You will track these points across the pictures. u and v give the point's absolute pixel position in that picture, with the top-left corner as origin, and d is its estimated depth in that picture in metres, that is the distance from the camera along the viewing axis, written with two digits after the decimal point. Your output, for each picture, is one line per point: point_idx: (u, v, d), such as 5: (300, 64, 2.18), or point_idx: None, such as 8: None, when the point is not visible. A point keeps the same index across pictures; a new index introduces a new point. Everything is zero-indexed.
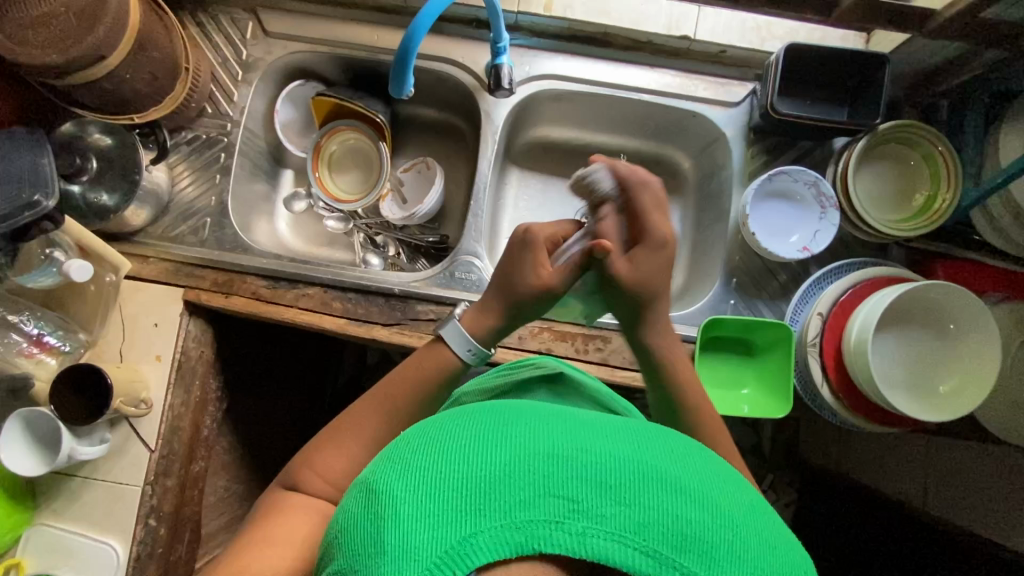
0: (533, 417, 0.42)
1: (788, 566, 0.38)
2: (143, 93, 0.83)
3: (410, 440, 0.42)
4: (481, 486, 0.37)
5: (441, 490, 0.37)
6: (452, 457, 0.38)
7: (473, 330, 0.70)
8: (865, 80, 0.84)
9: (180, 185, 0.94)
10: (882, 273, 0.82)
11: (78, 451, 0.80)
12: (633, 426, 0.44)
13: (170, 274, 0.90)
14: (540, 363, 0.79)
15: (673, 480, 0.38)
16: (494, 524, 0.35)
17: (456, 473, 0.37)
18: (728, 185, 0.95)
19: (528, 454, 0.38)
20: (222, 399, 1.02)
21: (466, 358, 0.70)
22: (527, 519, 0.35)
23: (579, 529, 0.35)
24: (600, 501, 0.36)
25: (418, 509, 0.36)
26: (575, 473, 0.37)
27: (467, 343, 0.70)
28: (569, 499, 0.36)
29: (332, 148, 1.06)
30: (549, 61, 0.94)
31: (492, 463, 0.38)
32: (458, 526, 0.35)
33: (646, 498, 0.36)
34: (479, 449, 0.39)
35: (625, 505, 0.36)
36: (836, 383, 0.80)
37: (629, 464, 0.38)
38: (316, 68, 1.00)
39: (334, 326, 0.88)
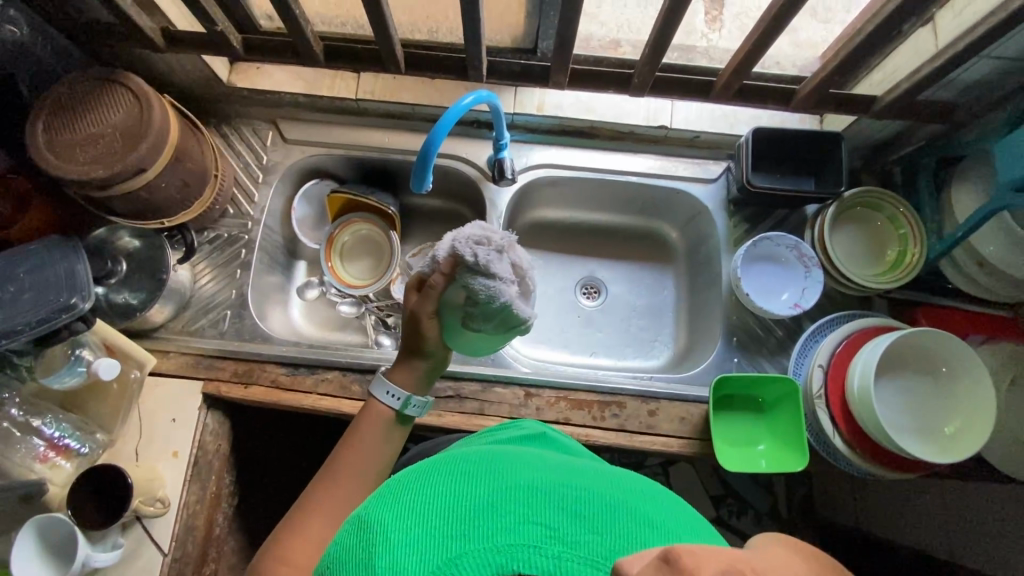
0: (519, 463, 0.49)
1: None
2: (175, 199, 0.89)
3: (398, 482, 0.48)
4: (466, 514, 0.43)
5: (430, 519, 0.43)
6: (440, 492, 0.45)
7: (397, 377, 0.74)
8: (825, 155, 0.95)
9: (202, 281, 0.98)
10: (871, 323, 0.88)
11: (92, 557, 0.76)
12: (604, 473, 0.50)
13: (190, 367, 0.92)
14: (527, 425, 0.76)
15: (643, 515, 0.44)
16: (479, 546, 0.41)
17: (445, 504, 0.44)
18: (716, 252, 1.03)
19: (510, 487, 0.44)
20: (234, 495, 1.00)
21: (387, 403, 0.72)
22: (509, 544, 0.41)
23: (556, 553, 0.40)
24: (575, 529, 0.41)
25: (408, 536, 0.42)
26: (553, 506, 0.43)
27: (389, 388, 0.73)
28: (547, 527, 0.41)
29: (345, 238, 1.12)
30: (545, 152, 1.04)
31: (476, 495, 0.44)
32: (444, 548, 0.41)
33: (618, 528, 0.42)
34: (465, 485, 0.45)
35: (600, 534, 0.42)
36: (848, 433, 0.83)
37: (599, 500, 0.44)
38: (330, 168, 1.09)
39: (353, 410, 0.90)
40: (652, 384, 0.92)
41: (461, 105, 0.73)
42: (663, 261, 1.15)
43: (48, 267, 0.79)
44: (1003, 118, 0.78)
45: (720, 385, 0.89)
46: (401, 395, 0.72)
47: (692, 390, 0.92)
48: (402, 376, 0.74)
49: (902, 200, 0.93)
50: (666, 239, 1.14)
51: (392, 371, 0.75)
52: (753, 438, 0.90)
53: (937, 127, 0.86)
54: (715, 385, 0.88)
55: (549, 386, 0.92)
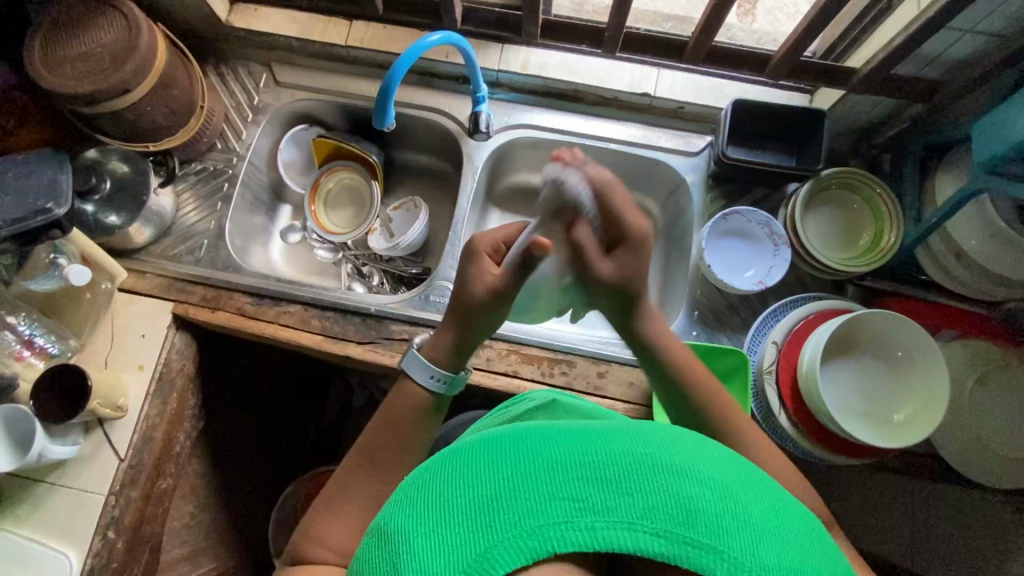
0: (535, 434, 0.47)
1: (792, 524, 0.43)
2: (161, 125, 0.93)
3: (415, 478, 0.47)
4: (494, 506, 0.41)
5: (451, 517, 0.41)
6: (460, 485, 0.43)
7: (433, 357, 0.72)
8: (806, 132, 0.93)
9: (185, 210, 1.02)
10: (831, 305, 0.86)
11: (48, 450, 0.81)
12: (626, 424, 0.48)
13: (163, 288, 0.96)
14: (535, 397, 0.79)
15: (669, 462, 0.43)
16: (507, 536, 0.39)
17: (467, 497, 0.42)
18: (690, 226, 1.02)
19: (530, 468, 0.42)
20: (198, 418, 1.04)
21: (430, 387, 0.72)
22: (538, 525, 0.39)
23: (587, 524, 0.39)
24: (602, 496, 0.40)
25: (432, 537, 0.41)
26: (577, 477, 0.41)
27: (430, 371, 0.72)
28: (575, 500, 0.40)
29: (329, 185, 1.15)
30: (527, 113, 1.05)
31: (498, 482, 0.42)
32: (472, 545, 0.40)
33: (648, 485, 0.41)
34: (483, 472, 0.43)
35: (629, 495, 0.40)
36: (793, 411, 0.81)
37: (622, 456, 0.43)
38: (320, 115, 1.12)
39: (311, 343, 0.92)
40: (604, 347, 0.92)
41: (426, 42, 0.74)
42: None
43: (33, 174, 0.83)
44: (982, 101, 0.75)
45: None
46: (443, 378, 0.72)
47: None
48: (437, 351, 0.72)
49: (882, 183, 0.90)
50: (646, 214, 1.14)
51: (429, 352, 0.72)
52: None
53: (921, 108, 0.84)
54: None
55: (502, 339, 0.93)
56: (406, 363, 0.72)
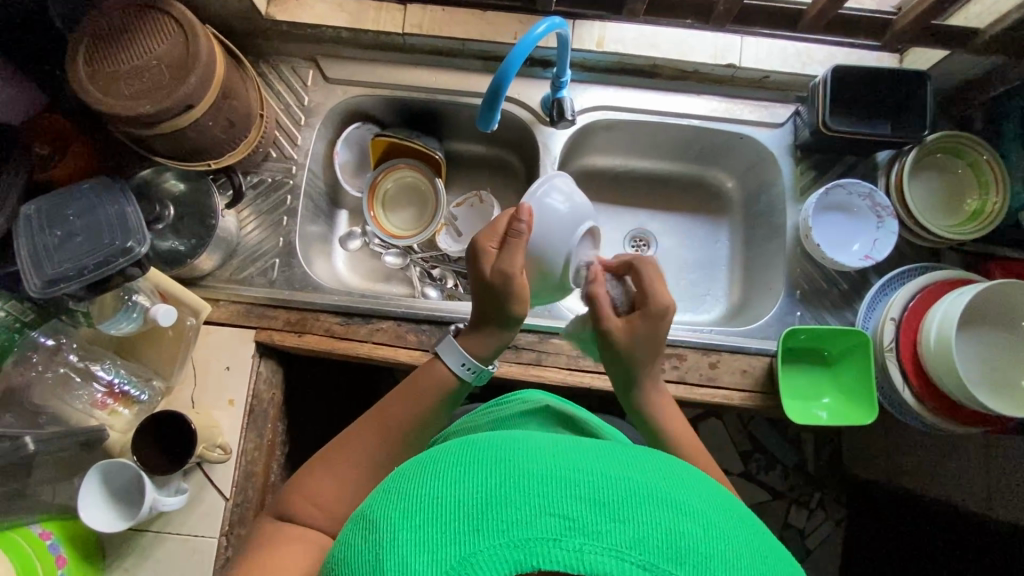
0: (525, 442, 0.46)
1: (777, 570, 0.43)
2: (219, 140, 0.84)
3: (405, 474, 0.47)
4: (481, 509, 0.40)
5: (437, 514, 0.41)
6: (446, 485, 0.43)
7: (471, 347, 0.71)
8: (907, 96, 0.88)
9: (247, 229, 0.95)
10: (948, 275, 0.84)
11: (159, 501, 0.76)
12: (624, 449, 0.47)
13: (241, 315, 0.90)
14: (527, 398, 0.82)
15: (669, 498, 0.42)
16: (493, 544, 0.39)
17: (453, 496, 0.42)
18: (779, 201, 0.99)
19: (518, 476, 0.42)
20: (287, 444, 1.00)
21: (459, 373, 0.71)
22: (524, 538, 0.39)
23: (576, 545, 0.38)
24: (596, 518, 0.39)
25: (417, 534, 0.40)
26: (569, 494, 0.41)
27: (463, 359, 0.71)
28: (565, 518, 0.39)
29: (387, 186, 1.08)
30: (603, 92, 0.99)
31: (486, 485, 0.42)
32: (458, 546, 0.39)
33: (641, 515, 0.40)
34: (470, 475, 0.43)
35: (620, 522, 0.39)
36: (919, 386, 0.81)
37: (619, 484, 0.42)
38: (373, 110, 1.04)
39: (410, 360, 0.88)
40: (714, 336, 0.89)
41: (535, 34, 0.69)
42: (718, 213, 1.11)
43: (98, 210, 0.76)
44: None
45: (786, 339, 0.87)
46: (475, 368, 0.71)
47: (755, 342, 0.89)
48: (474, 344, 0.71)
49: (988, 146, 0.87)
50: (721, 189, 1.11)
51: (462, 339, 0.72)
52: (817, 391, 0.88)
53: None
54: (783, 338, 0.86)
55: None
56: (443, 347, 0.72)
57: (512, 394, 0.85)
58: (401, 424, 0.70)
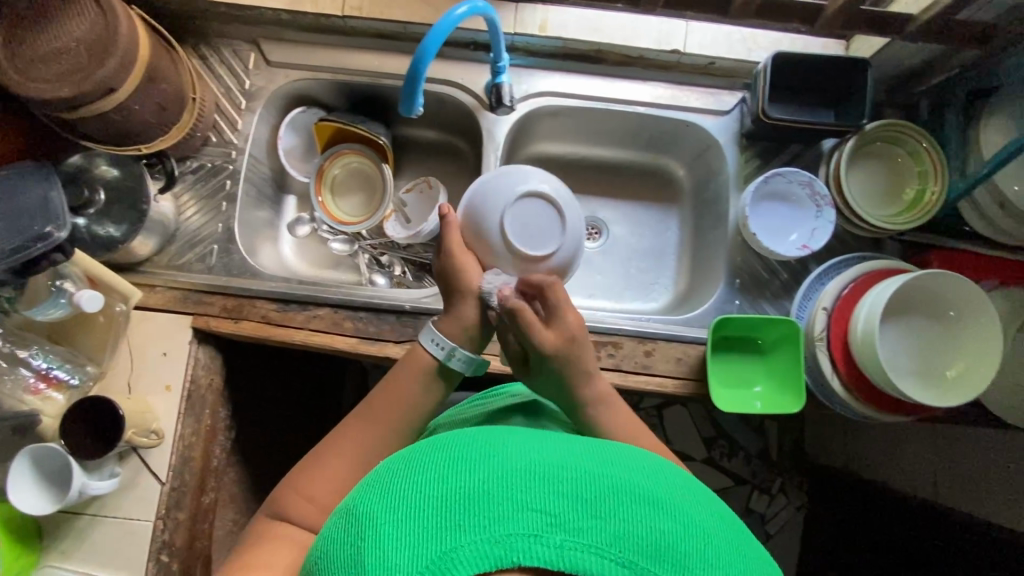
0: (510, 440, 0.47)
1: (756, 572, 0.43)
2: (149, 124, 0.83)
3: (387, 470, 0.47)
4: (464, 504, 0.41)
5: (420, 509, 0.41)
6: (429, 481, 0.43)
7: (444, 326, 0.74)
8: (849, 84, 0.87)
9: (187, 214, 0.94)
10: (880, 266, 0.85)
11: (89, 486, 0.78)
12: (610, 449, 0.49)
13: (178, 301, 0.90)
14: (515, 390, 0.81)
15: (650, 495, 0.43)
16: (474, 539, 0.39)
17: (436, 491, 0.42)
18: (724, 190, 0.98)
19: (501, 474, 0.42)
20: (231, 429, 1.01)
21: (433, 352, 0.74)
22: (506, 534, 0.39)
23: (557, 541, 0.39)
24: (577, 515, 0.40)
25: (397, 529, 0.40)
26: (551, 491, 0.41)
27: (434, 335, 0.74)
28: (548, 514, 0.40)
29: (334, 172, 1.07)
30: (548, 79, 0.97)
31: (468, 481, 0.42)
32: (438, 542, 0.39)
33: (622, 512, 0.41)
34: (454, 470, 0.43)
35: (602, 519, 0.40)
36: (846, 375, 0.81)
37: (601, 481, 0.43)
38: (318, 95, 1.03)
39: (346, 347, 0.88)
40: (650, 325, 0.89)
41: (453, 17, 0.68)
42: (669, 201, 1.11)
43: (23, 195, 0.76)
44: None
45: (720, 326, 0.87)
46: (445, 345, 0.73)
47: (691, 331, 0.89)
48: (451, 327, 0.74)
49: (928, 135, 0.87)
50: (673, 178, 1.10)
51: (440, 320, 0.75)
52: (749, 379, 0.89)
53: (973, 53, 0.80)
54: (715, 326, 0.86)
55: None
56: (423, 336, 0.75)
57: (500, 387, 0.85)
58: (388, 417, 0.72)
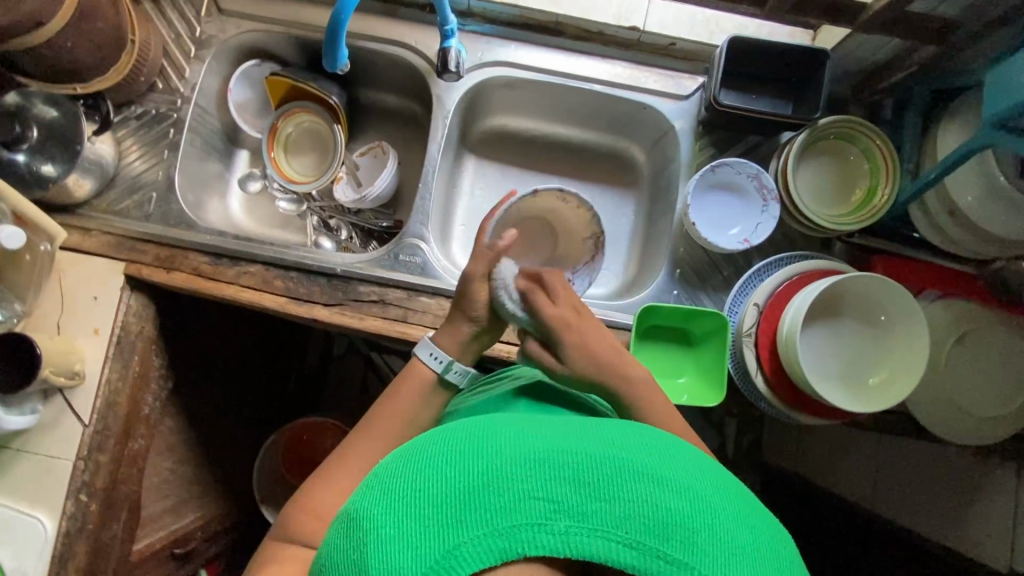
0: (507, 429, 0.48)
1: (763, 537, 0.45)
2: (86, 64, 0.83)
3: (390, 466, 0.48)
4: (465, 499, 0.42)
5: (423, 506, 0.42)
6: (428, 479, 0.44)
7: (441, 341, 0.76)
8: (805, 76, 0.85)
9: (129, 160, 0.93)
10: (818, 266, 0.83)
11: (5, 420, 0.80)
12: (612, 428, 0.49)
13: (112, 247, 0.89)
14: (518, 374, 0.79)
15: (652, 472, 0.44)
16: (477, 534, 0.40)
17: (436, 489, 0.43)
18: (676, 177, 0.96)
19: (500, 465, 0.43)
20: (167, 378, 1.01)
21: (431, 364, 0.75)
22: (509, 525, 0.41)
23: (562, 528, 0.41)
24: (581, 500, 0.42)
25: (400, 530, 0.41)
26: (553, 478, 0.42)
27: (433, 351, 0.75)
28: (552, 501, 0.41)
29: (288, 130, 1.06)
30: (503, 48, 0.95)
31: (469, 474, 0.43)
32: (443, 540, 0.41)
33: (624, 492, 0.42)
34: (453, 464, 0.44)
35: (604, 501, 0.42)
36: (769, 373, 0.80)
37: (603, 462, 0.44)
38: (272, 48, 1.01)
39: (274, 305, 0.87)
40: None
41: None
42: (627, 185, 1.08)
43: None
44: (998, 46, 0.69)
45: (645, 314, 0.86)
46: (446, 359, 0.74)
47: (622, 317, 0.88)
48: (447, 339, 0.76)
49: (883, 134, 0.84)
50: (633, 162, 1.08)
51: (437, 335, 0.76)
52: (675, 370, 0.87)
53: (931, 50, 0.77)
54: (640, 314, 0.85)
55: None
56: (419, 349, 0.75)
57: (505, 371, 0.83)
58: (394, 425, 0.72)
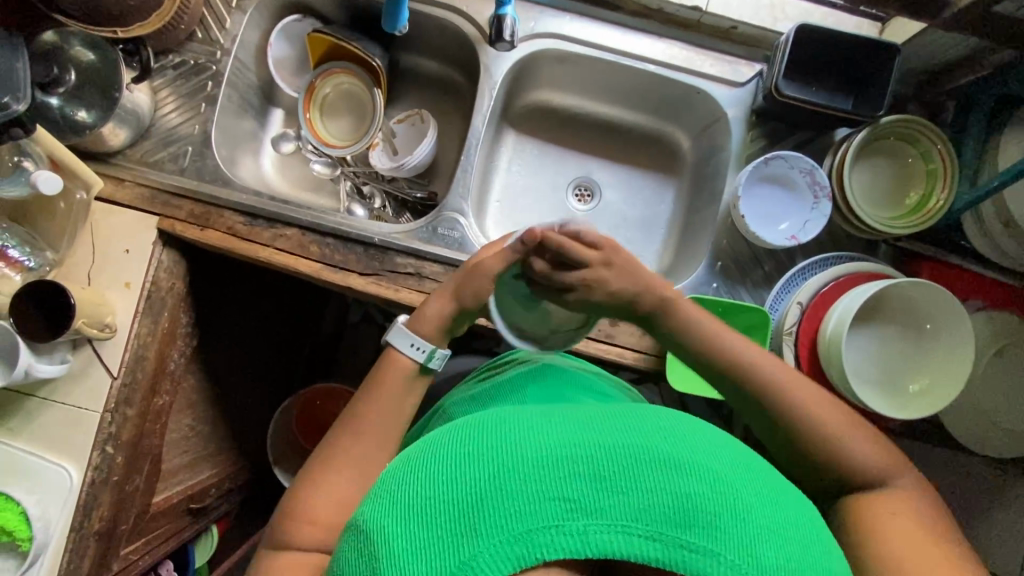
0: (512, 427, 0.47)
1: (788, 514, 0.44)
2: (129, 7, 0.79)
3: (396, 476, 0.48)
4: (475, 506, 0.42)
5: (433, 518, 0.42)
6: (436, 488, 0.44)
7: (415, 328, 0.72)
8: (871, 71, 0.82)
9: (164, 110, 0.91)
10: (864, 268, 0.81)
11: (35, 367, 0.78)
12: (621, 416, 0.48)
13: (146, 200, 0.88)
14: (522, 357, 0.82)
15: (665, 459, 0.43)
16: (493, 541, 0.40)
17: (446, 497, 0.43)
18: (724, 167, 0.94)
19: (508, 468, 0.43)
20: (192, 336, 1.00)
21: (411, 356, 0.71)
22: (525, 529, 0.40)
23: (579, 527, 0.40)
24: (596, 496, 0.41)
25: (415, 542, 0.41)
26: (565, 477, 0.42)
27: (411, 339, 0.71)
28: (567, 501, 0.41)
29: (325, 91, 1.03)
30: (556, 19, 0.91)
31: (478, 481, 0.43)
32: (460, 549, 0.41)
33: (639, 486, 0.42)
34: (460, 472, 0.44)
35: (621, 495, 0.41)
36: (808, 374, 0.79)
37: (614, 455, 0.43)
38: (315, 4, 0.98)
39: (309, 271, 0.86)
40: None
41: None
42: (667, 172, 1.06)
43: None
44: None
45: None
46: (427, 348, 0.70)
47: None
48: (422, 324, 0.72)
49: (945, 137, 0.81)
50: (676, 148, 1.05)
51: (413, 321, 0.72)
52: None
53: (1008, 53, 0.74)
54: None
55: None
56: (393, 338, 0.71)
57: (511, 354, 0.86)
58: (381, 418, 0.69)
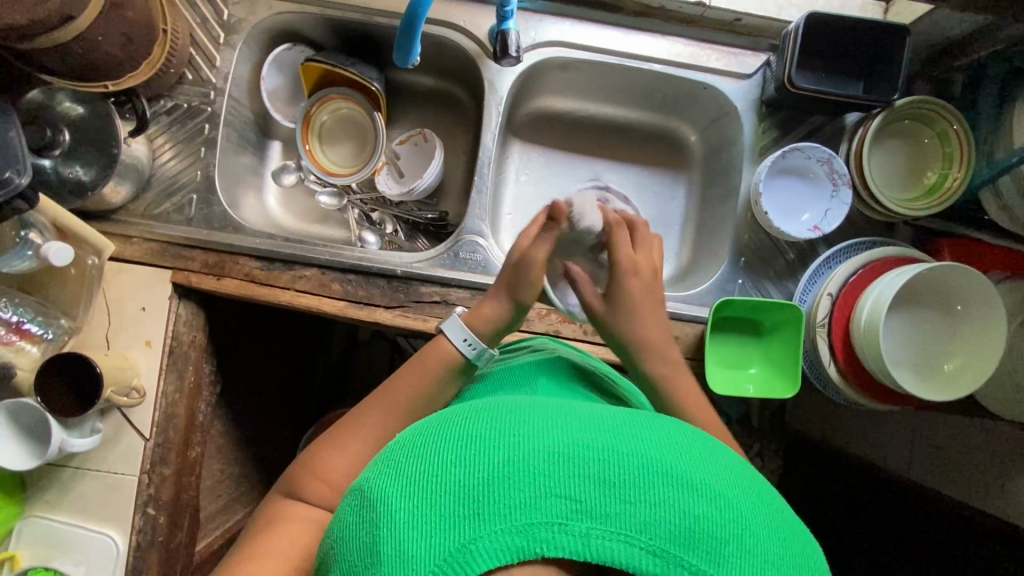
0: (531, 412, 0.42)
1: (796, 559, 0.38)
2: (119, 60, 0.76)
3: (403, 443, 0.42)
4: (477, 493, 0.37)
5: (433, 494, 0.37)
6: (442, 463, 0.38)
7: (471, 323, 0.73)
8: (881, 54, 0.82)
9: (163, 158, 0.88)
10: (893, 252, 0.82)
11: (68, 442, 0.76)
12: (641, 420, 0.43)
13: (156, 255, 0.85)
14: (538, 345, 0.80)
15: (683, 475, 0.38)
16: (495, 529, 0.35)
17: (453, 474, 0.37)
18: (739, 160, 0.93)
19: (522, 456, 0.37)
20: (216, 384, 0.98)
21: (462, 350, 0.71)
22: (527, 523, 0.36)
23: (583, 530, 0.36)
24: (602, 500, 0.36)
25: (414, 514, 0.36)
26: (576, 474, 0.37)
27: (465, 335, 0.72)
28: (573, 500, 0.36)
29: (322, 118, 0.99)
30: (557, 26, 0.89)
31: (487, 465, 0.37)
32: (456, 534, 0.35)
33: (653, 496, 0.37)
34: (469, 452, 0.38)
35: (629, 504, 0.36)
36: (844, 362, 0.80)
37: (631, 458, 0.38)
38: (305, 31, 0.94)
39: (335, 310, 0.84)
40: None
41: None
42: (677, 167, 1.05)
43: None
44: None
45: (723, 307, 0.85)
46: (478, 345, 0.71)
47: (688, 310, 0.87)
48: (476, 319, 0.73)
49: (960, 115, 0.81)
50: (685, 143, 1.04)
51: (467, 316, 0.74)
52: (745, 360, 0.88)
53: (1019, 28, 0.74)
54: (718, 307, 0.84)
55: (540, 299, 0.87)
56: (446, 326, 0.72)
57: (521, 339, 0.83)
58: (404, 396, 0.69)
